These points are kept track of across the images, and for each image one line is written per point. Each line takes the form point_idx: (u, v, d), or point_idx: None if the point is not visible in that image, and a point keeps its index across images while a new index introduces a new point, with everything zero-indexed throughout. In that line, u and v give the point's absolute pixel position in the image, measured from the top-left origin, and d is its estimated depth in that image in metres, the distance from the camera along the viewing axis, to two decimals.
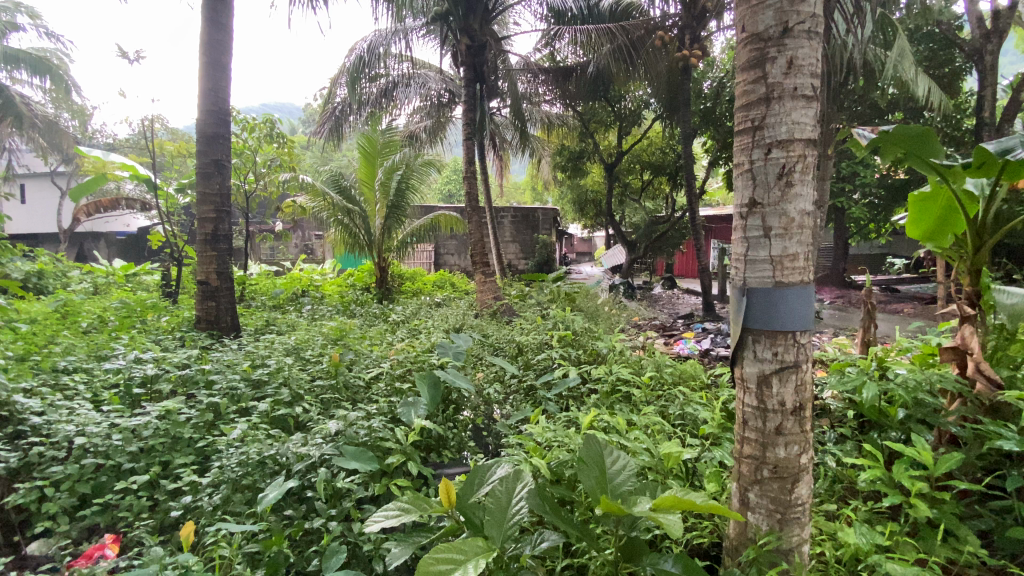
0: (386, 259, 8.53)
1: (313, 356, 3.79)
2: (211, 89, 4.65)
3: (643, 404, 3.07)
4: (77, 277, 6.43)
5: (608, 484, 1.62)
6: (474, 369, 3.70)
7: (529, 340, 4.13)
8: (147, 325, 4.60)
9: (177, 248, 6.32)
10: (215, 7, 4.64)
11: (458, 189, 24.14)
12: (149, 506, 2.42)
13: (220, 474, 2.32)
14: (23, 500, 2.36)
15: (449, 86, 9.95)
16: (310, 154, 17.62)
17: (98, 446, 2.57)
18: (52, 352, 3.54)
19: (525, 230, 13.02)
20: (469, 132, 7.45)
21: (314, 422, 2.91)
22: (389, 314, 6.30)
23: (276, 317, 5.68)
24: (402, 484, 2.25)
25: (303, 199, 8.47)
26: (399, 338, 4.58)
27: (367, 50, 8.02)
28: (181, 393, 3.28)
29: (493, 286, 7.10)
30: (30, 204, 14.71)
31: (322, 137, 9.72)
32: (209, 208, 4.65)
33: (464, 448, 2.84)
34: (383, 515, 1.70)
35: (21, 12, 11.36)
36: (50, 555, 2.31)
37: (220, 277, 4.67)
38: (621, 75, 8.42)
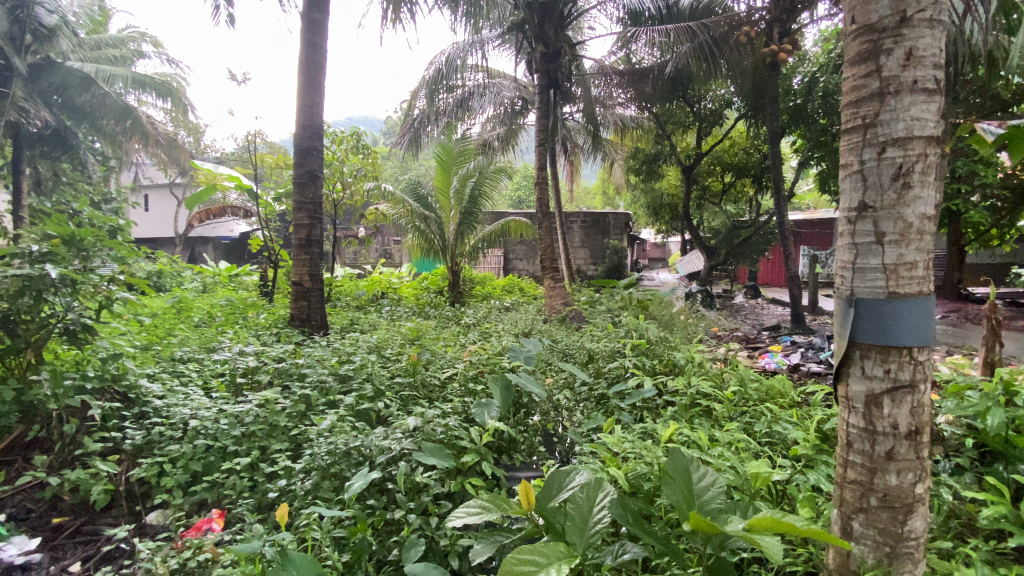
0: (458, 263, 8.77)
1: (392, 355, 3.98)
2: (307, 105, 5.03)
3: (724, 420, 2.92)
4: (189, 276, 7.21)
5: (695, 500, 1.57)
6: (545, 375, 3.71)
7: (601, 347, 4.08)
8: (248, 321, 5.06)
9: (273, 252, 6.91)
10: (312, 29, 5.04)
11: (527, 194, 24.36)
12: (249, 486, 2.67)
13: (311, 462, 2.50)
14: (146, 473, 2.68)
15: (522, 94, 10.15)
16: (389, 163, 18.50)
17: (209, 429, 2.87)
18: (171, 343, 4.00)
19: (595, 235, 12.88)
20: (542, 138, 7.49)
21: (394, 418, 3.05)
22: (461, 317, 6.48)
23: (359, 317, 6.03)
24: (476, 484, 2.31)
25: (384, 206, 8.97)
26: (472, 341, 4.70)
27: (446, 63, 8.31)
28: (276, 384, 3.56)
29: (562, 291, 7.05)
30: (153, 212, 16.77)
31: (402, 147, 10.19)
32: (304, 215, 5.03)
33: (534, 453, 2.85)
34: (464, 512, 1.75)
35: (146, 41, 12.74)
36: (165, 525, 2.60)
37: (312, 278, 5.03)
38: (701, 74, 8.08)
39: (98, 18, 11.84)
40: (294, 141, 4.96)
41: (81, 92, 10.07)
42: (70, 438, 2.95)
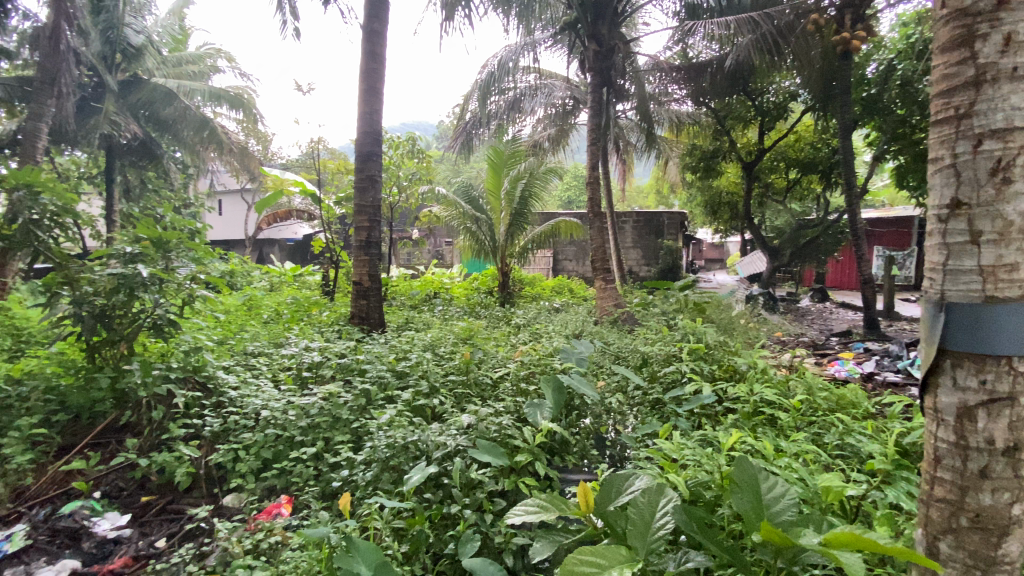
0: (508, 264, 8.85)
1: (446, 353, 4.08)
2: (367, 112, 5.24)
3: (790, 430, 2.79)
4: (258, 276, 7.68)
5: (764, 511, 1.52)
6: (597, 378, 3.68)
7: (656, 350, 4.00)
8: (312, 319, 5.33)
9: (334, 253, 7.23)
10: (372, 39, 5.24)
11: (577, 194, 24.15)
12: (314, 475, 2.82)
13: (372, 454, 2.61)
14: (224, 458, 2.89)
15: (574, 94, 10.10)
16: (442, 166, 18.91)
17: (278, 420, 3.07)
18: (243, 337, 4.29)
19: (648, 235, 12.59)
20: (594, 138, 7.41)
21: (448, 415, 3.14)
22: (511, 318, 6.53)
23: (414, 316, 6.20)
24: (530, 483, 2.33)
25: (437, 208, 9.17)
26: (523, 341, 4.74)
27: (498, 66, 8.39)
28: (339, 378, 3.74)
29: (614, 293, 6.94)
30: (225, 215, 17.99)
31: (455, 151, 10.34)
32: (364, 218, 5.23)
33: (586, 456, 2.83)
34: (523, 510, 1.79)
35: (221, 56, 13.65)
36: (240, 507, 2.79)
37: (371, 278, 5.23)
38: (764, 67, 7.72)
39: (180, 37, 12.83)
40: (355, 147, 5.18)
41: (165, 106, 10.89)
42: (157, 424, 3.23)
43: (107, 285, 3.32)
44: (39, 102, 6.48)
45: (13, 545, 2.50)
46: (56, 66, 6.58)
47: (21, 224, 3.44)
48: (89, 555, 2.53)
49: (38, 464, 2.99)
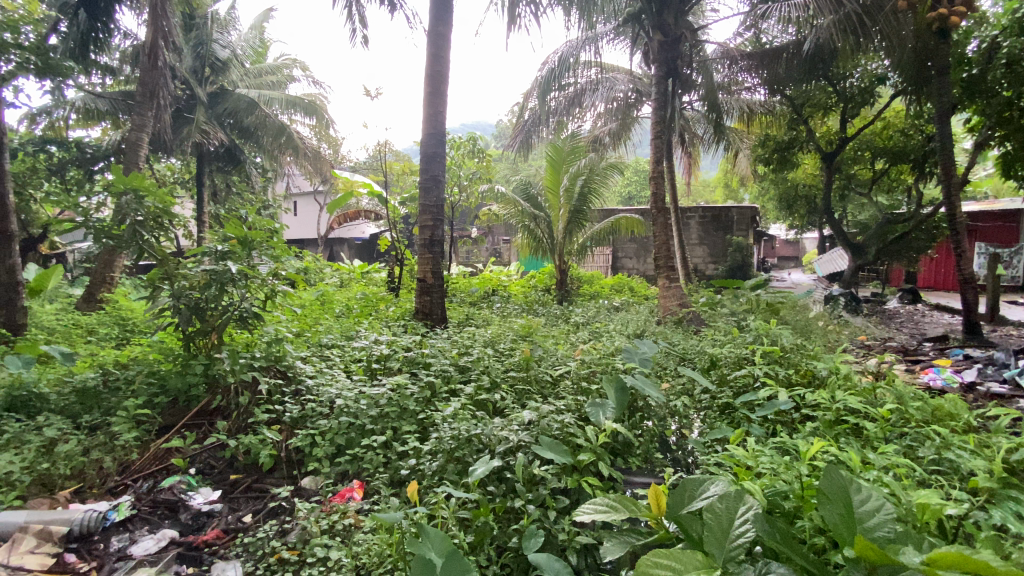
0: (566, 262, 8.82)
1: (506, 350, 4.13)
2: (432, 114, 5.40)
3: (878, 442, 2.59)
4: (329, 272, 8.13)
5: (857, 524, 1.48)
6: (661, 380, 3.59)
7: (726, 352, 3.84)
8: (380, 314, 5.58)
9: (399, 251, 7.51)
10: (437, 42, 5.38)
11: (638, 190, 23.55)
12: (383, 463, 2.96)
13: (438, 445, 2.71)
14: (302, 443, 3.11)
15: (636, 86, 9.85)
16: (501, 164, 19.07)
17: (351, 408, 3.26)
18: (318, 330, 4.55)
19: (714, 232, 12.09)
20: (658, 131, 7.20)
21: (510, 410, 3.19)
22: (570, 316, 6.49)
23: (474, 312, 6.33)
24: (593, 483, 2.32)
25: (496, 207, 9.28)
26: (584, 340, 4.70)
27: (559, 62, 8.35)
28: (405, 371, 3.90)
29: (678, 291, 6.72)
30: (300, 216, 19.15)
31: (514, 150, 10.32)
32: (428, 217, 5.39)
33: (651, 459, 2.76)
34: (592, 509, 1.83)
35: (296, 66, 14.52)
36: (316, 489, 2.97)
37: (434, 275, 5.38)
38: (847, 49, 7.14)
39: (261, 49, 13.75)
40: (420, 149, 5.35)
41: (248, 115, 11.48)
42: (243, 408, 3.50)
43: (201, 280, 3.65)
44: (140, 114, 7.21)
45: (119, 515, 2.80)
46: (154, 81, 7.28)
47: (128, 225, 3.83)
48: (186, 526, 2.79)
49: (142, 441, 3.33)
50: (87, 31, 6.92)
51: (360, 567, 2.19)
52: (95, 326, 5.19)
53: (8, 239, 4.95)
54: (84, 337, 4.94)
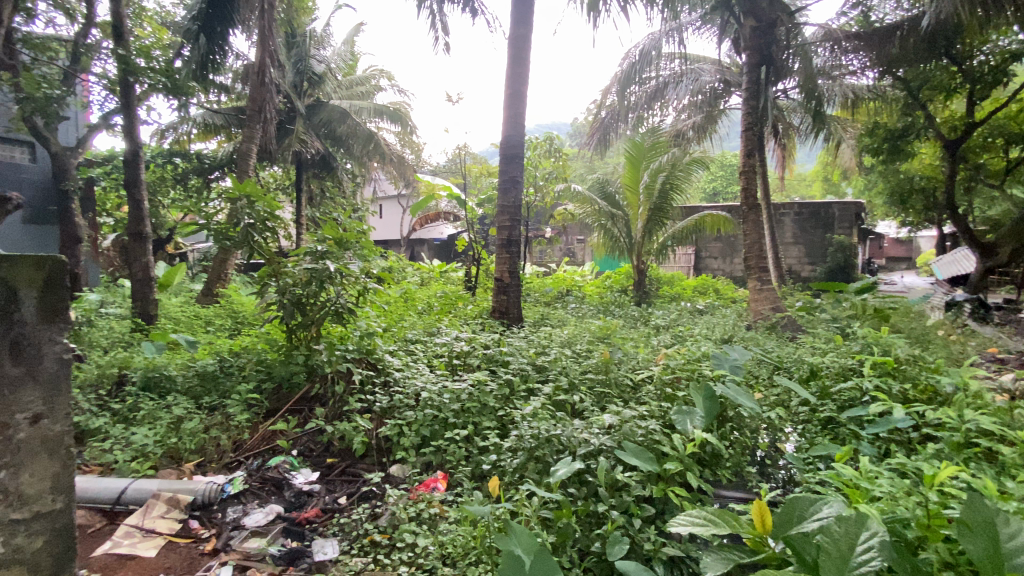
0: (645, 262, 8.57)
1: (584, 351, 4.09)
2: (512, 115, 5.47)
3: (1019, 470, 2.25)
4: (412, 271, 8.52)
5: (1004, 560, 1.36)
6: (753, 390, 3.38)
7: (828, 362, 3.53)
8: (459, 312, 5.75)
9: (476, 251, 7.70)
10: (517, 44, 5.45)
11: (724, 185, 22.29)
12: (464, 456, 3.07)
13: (518, 442, 2.74)
14: (390, 431, 3.29)
15: (724, 77, 9.33)
16: (579, 162, 18.87)
17: (434, 401, 3.39)
18: (404, 326, 4.78)
19: (809, 230, 11.17)
20: (749, 121, 6.81)
21: (589, 413, 3.16)
22: (650, 318, 6.28)
23: (550, 312, 6.34)
24: (681, 494, 2.23)
25: (573, 207, 9.23)
26: (666, 343, 4.53)
27: (641, 55, 8.13)
28: (484, 368, 4.00)
29: (770, 294, 6.29)
30: (385, 217, 20.22)
31: (590, 148, 10.16)
32: (506, 218, 5.46)
33: (743, 472, 2.60)
34: (689, 522, 1.81)
35: (382, 76, 15.33)
36: (404, 477, 3.13)
37: (511, 275, 5.44)
38: (978, 21, 6.28)
39: (352, 62, 14.67)
40: (500, 149, 5.43)
41: (341, 124, 12.32)
42: (339, 397, 3.76)
43: (302, 277, 3.97)
44: (250, 127, 8.00)
45: (234, 488, 3.10)
46: (263, 96, 8.00)
47: (242, 228, 4.25)
48: (289, 502, 3.05)
49: (252, 422, 3.69)
50: (206, 54, 7.79)
51: (447, 556, 2.29)
52: (212, 317, 5.82)
53: (144, 241, 5.69)
54: (203, 327, 5.56)
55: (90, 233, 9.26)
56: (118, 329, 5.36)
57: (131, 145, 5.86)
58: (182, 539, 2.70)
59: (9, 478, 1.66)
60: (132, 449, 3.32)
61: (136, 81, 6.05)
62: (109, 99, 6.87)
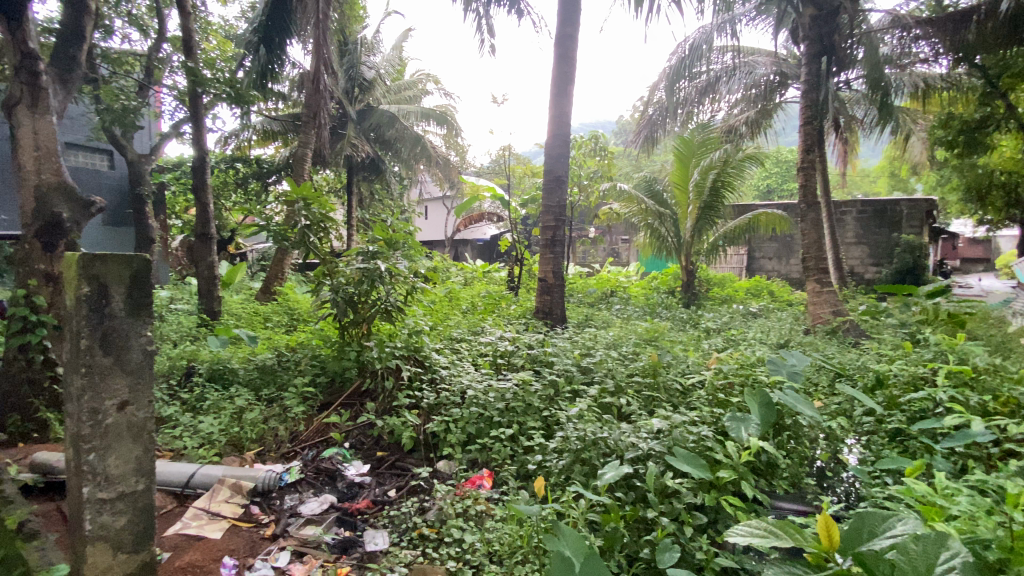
0: (694, 262, 8.32)
1: (630, 354, 4.02)
2: (558, 114, 5.45)
3: None
4: (457, 270, 8.64)
5: None
6: (812, 398, 3.22)
7: (896, 369, 3.31)
8: (503, 312, 5.79)
9: (519, 252, 7.73)
10: (564, 43, 5.42)
11: (779, 182, 21.31)
12: (509, 455, 3.10)
13: (564, 444, 2.73)
14: (437, 428, 3.36)
15: (781, 69, 8.92)
16: (624, 161, 18.54)
17: (480, 399, 3.43)
18: (449, 325, 4.85)
19: (874, 229, 10.51)
20: (808, 114, 6.48)
21: (636, 416, 3.10)
22: (699, 321, 6.09)
23: (594, 313, 6.27)
24: (735, 504, 2.16)
25: (618, 206, 9.09)
26: (717, 347, 4.38)
27: (691, 49, 7.90)
28: (529, 367, 4.00)
29: (829, 297, 5.97)
30: (430, 218, 20.63)
31: (637, 147, 9.96)
32: (551, 218, 5.44)
33: (801, 484, 2.49)
34: (748, 532, 1.77)
35: (430, 80, 15.63)
36: (451, 473, 3.18)
37: (555, 275, 5.42)
38: None
39: (400, 67, 15.04)
40: (546, 149, 5.42)
41: (390, 128, 12.65)
42: (388, 393, 3.87)
43: (354, 277, 4.10)
44: (306, 133, 8.34)
45: (291, 477, 3.24)
46: (318, 103, 8.29)
47: (298, 229, 4.45)
48: (342, 493, 3.17)
49: (308, 415, 3.86)
50: (265, 63, 8.18)
51: (495, 553, 2.33)
52: (270, 314, 6.11)
53: (209, 241, 6.05)
54: (263, 323, 5.87)
55: (161, 234, 9.96)
56: (187, 324, 5.73)
57: (198, 151, 6.26)
58: (245, 523, 2.84)
59: (99, 461, 1.81)
60: (200, 436, 3.55)
61: (203, 92, 6.40)
62: (179, 108, 7.35)
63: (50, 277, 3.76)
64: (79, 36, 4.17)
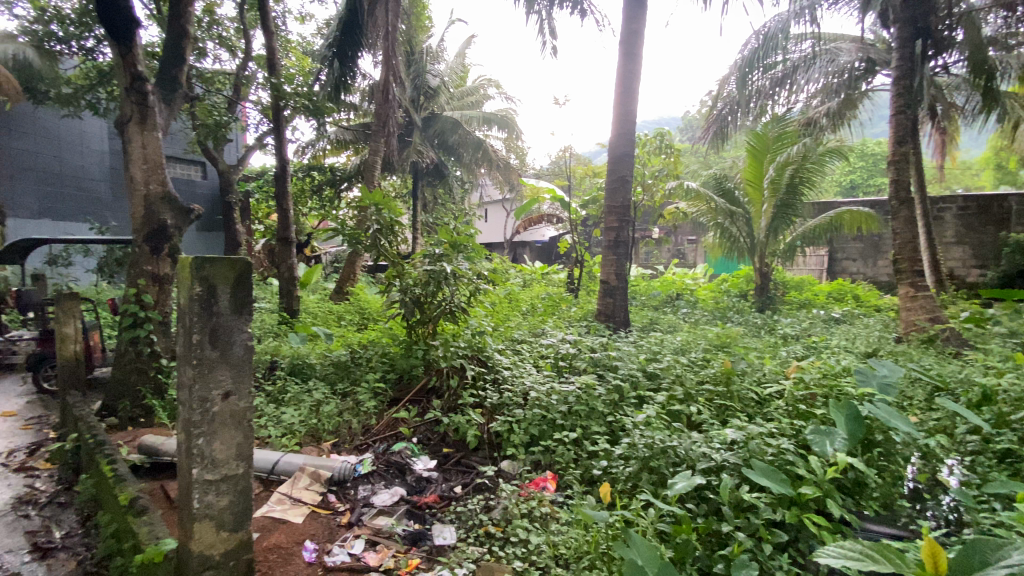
0: (768, 264, 7.87)
1: (700, 360, 3.86)
2: (623, 113, 5.35)
3: None
4: (517, 272, 8.69)
5: None
6: (905, 412, 2.95)
7: (1007, 384, 2.97)
8: (564, 314, 5.78)
9: (580, 253, 7.67)
10: (629, 40, 5.32)
11: (864, 177, 19.66)
12: (573, 459, 3.08)
13: (631, 451, 2.67)
14: (501, 428, 3.41)
15: (868, 54, 8.23)
16: (690, 158, 17.86)
17: (543, 402, 3.44)
18: (511, 326, 4.91)
19: (978, 227, 9.45)
20: (900, 103, 5.93)
21: (707, 426, 2.99)
22: (774, 327, 5.75)
23: (660, 317, 6.09)
24: (820, 522, 2.03)
25: (685, 205, 8.77)
26: (796, 355, 4.11)
27: (766, 40, 7.47)
28: (592, 371, 3.96)
29: (924, 303, 5.44)
30: (490, 221, 20.93)
31: (705, 143, 9.59)
32: (614, 218, 5.35)
33: (893, 505, 2.29)
34: (841, 554, 1.67)
35: (492, 85, 15.88)
36: (515, 473, 3.21)
37: (618, 277, 5.34)
38: None
39: (464, 73, 15.38)
40: (609, 148, 5.34)
41: (453, 133, 12.97)
42: (453, 391, 3.96)
43: (421, 278, 4.24)
44: (375, 141, 8.74)
45: (365, 468, 3.39)
46: (386, 113, 8.67)
47: (371, 233, 4.68)
48: (411, 486, 3.28)
49: (379, 410, 4.04)
50: (338, 77, 8.69)
51: (560, 557, 2.33)
52: (343, 313, 6.46)
53: (289, 244, 6.49)
54: (337, 321, 6.22)
55: (247, 237, 10.81)
56: (270, 321, 6.18)
57: (280, 161, 6.74)
58: (323, 510, 3.02)
59: (207, 444, 2.00)
60: (283, 426, 3.81)
61: (285, 105, 6.86)
62: (263, 121, 7.95)
63: (156, 277, 4.20)
64: (179, 59, 4.61)
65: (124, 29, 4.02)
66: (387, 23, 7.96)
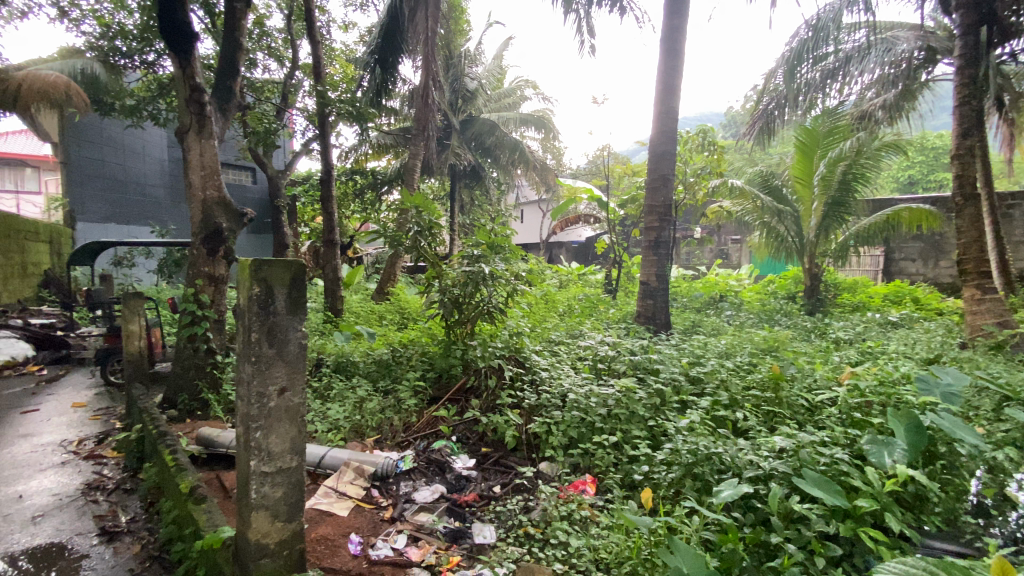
0: (818, 265, 7.52)
1: (746, 365, 3.74)
2: (663, 111, 5.24)
3: None
4: (555, 273, 8.67)
5: None
6: (971, 423, 2.77)
7: None
8: (603, 315, 5.72)
9: (618, 254, 7.58)
10: (671, 37, 5.22)
11: (924, 172, 18.48)
12: (613, 463, 3.06)
13: (674, 456, 2.62)
14: (540, 429, 3.41)
15: (928, 42, 7.75)
16: (733, 156, 17.31)
17: (581, 403, 3.42)
18: (550, 328, 4.91)
19: None
20: (965, 93, 5.55)
21: (754, 433, 2.89)
22: (824, 330, 5.50)
23: (702, 319, 5.93)
24: (877, 536, 1.94)
25: (728, 204, 8.51)
26: (850, 360, 3.91)
27: (815, 31, 7.16)
28: (632, 374, 3.90)
29: (992, 306, 5.07)
30: (527, 222, 20.94)
31: (749, 140, 9.27)
32: (654, 218, 5.25)
33: (958, 521, 2.17)
34: (901, 569, 1.60)
35: (529, 86, 15.91)
36: (553, 475, 3.22)
37: (658, 278, 5.24)
38: None
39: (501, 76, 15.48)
40: (649, 147, 5.24)
41: (490, 135, 13.05)
42: (492, 392, 3.99)
43: (460, 279, 4.29)
44: (415, 145, 8.93)
45: (406, 465, 3.47)
46: (426, 117, 8.85)
47: (411, 234, 4.78)
48: (452, 484, 3.33)
49: (419, 408, 4.13)
50: (381, 82, 8.92)
51: (601, 561, 2.32)
52: (384, 313, 6.62)
53: (333, 246, 6.71)
54: (378, 320, 6.39)
55: (294, 240, 11.25)
56: (316, 320, 6.42)
57: (325, 165, 6.99)
58: (367, 504, 3.10)
59: (264, 437, 2.11)
60: (328, 422, 3.95)
61: (330, 111, 7.12)
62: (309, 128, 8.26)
63: (212, 278, 4.44)
64: (233, 71, 4.86)
65: (184, 45, 4.27)
66: (427, 28, 8.13)
